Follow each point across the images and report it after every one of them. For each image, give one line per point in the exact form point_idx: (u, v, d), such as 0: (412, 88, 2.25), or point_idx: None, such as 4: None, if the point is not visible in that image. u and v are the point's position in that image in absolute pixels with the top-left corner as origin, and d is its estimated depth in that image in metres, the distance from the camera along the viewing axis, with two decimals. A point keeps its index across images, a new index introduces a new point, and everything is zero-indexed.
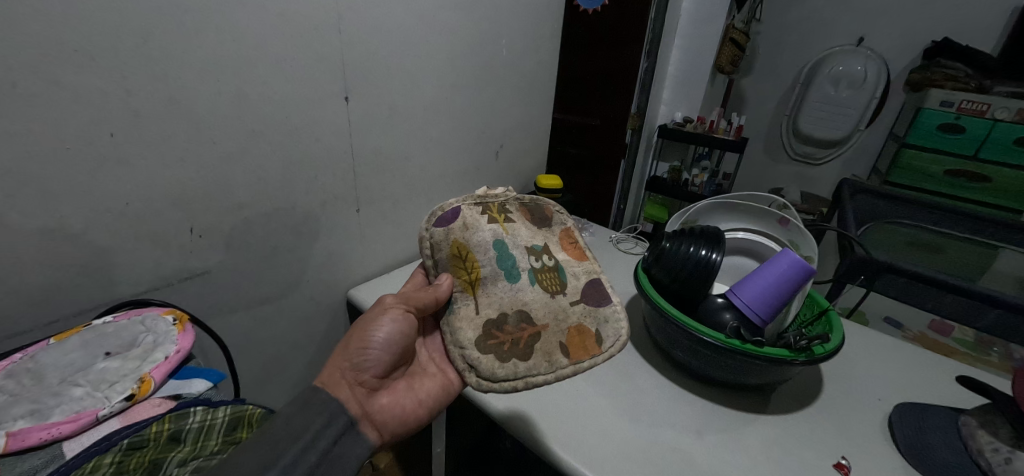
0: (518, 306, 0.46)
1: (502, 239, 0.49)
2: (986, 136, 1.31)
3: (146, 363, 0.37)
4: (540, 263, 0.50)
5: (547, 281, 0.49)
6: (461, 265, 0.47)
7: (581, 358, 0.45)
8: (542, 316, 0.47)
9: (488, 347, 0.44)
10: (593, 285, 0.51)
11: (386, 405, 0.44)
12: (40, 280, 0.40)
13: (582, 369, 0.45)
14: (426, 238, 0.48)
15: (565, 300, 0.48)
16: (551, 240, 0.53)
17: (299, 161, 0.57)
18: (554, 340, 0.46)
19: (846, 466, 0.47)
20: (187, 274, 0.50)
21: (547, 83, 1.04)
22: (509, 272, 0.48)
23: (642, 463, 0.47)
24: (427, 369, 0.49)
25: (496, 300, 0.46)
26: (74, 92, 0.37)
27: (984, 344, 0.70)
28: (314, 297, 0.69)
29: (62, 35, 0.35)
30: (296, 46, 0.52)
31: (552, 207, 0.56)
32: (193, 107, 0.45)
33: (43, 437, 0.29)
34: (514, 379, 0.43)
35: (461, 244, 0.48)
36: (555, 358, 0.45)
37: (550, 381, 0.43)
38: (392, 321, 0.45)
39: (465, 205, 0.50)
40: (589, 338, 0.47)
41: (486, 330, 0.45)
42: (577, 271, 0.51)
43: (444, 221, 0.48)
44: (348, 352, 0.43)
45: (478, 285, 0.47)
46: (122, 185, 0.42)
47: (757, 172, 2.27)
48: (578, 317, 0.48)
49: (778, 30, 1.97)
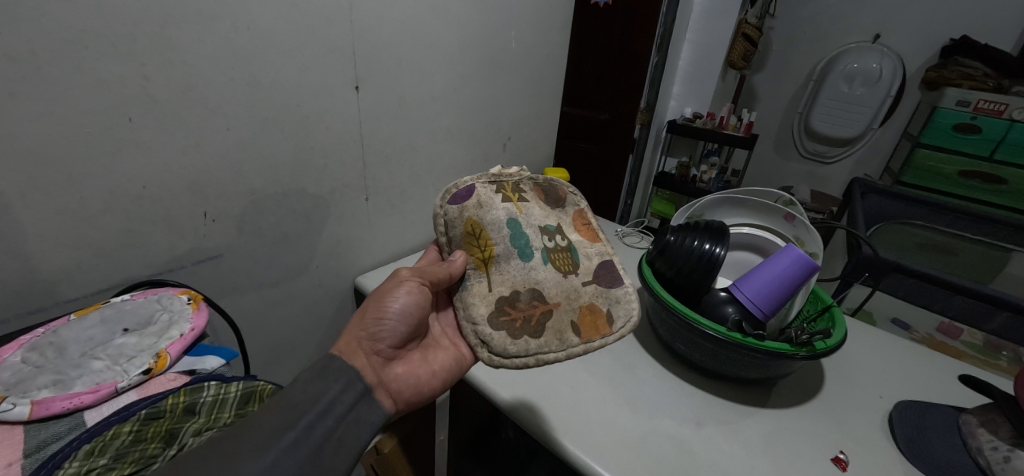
0: (531, 284, 0.47)
1: (515, 217, 0.50)
2: (1002, 137, 1.29)
3: (163, 339, 0.38)
4: (553, 243, 0.50)
5: (559, 261, 0.50)
6: (475, 242, 0.48)
7: (592, 337, 0.47)
8: (554, 295, 0.48)
9: (500, 324, 0.45)
10: (606, 267, 0.52)
11: (402, 374, 0.44)
12: (60, 260, 0.41)
13: (593, 348, 0.46)
14: (440, 215, 0.49)
15: (577, 280, 0.49)
16: (564, 220, 0.53)
17: (311, 149, 0.58)
18: (566, 319, 0.47)
19: (843, 460, 0.48)
20: (200, 257, 0.51)
21: (557, 76, 1.04)
22: (522, 251, 0.48)
23: (640, 452, 0.47)
24: (440, 343, 0.51)
25: (509, 277, 0.47)
26: (95, 79, 0.38)
27: (994, 348, 0.71)
28: (322, 283, 0.70)
29: (83, 21, 0.36)
30: (309, 35, 0.52)
31: (565, 189, 0.56)
32: (207, 94, 0.46)
33: (66, 405, 0.31)
34: (526, 356, 0.44)
35: (475, 222, 0.48)
36: (566, 337, 0.46)
37: (560, 359, 0.45)
38: (408, 292, 0.45)
39: (479, 183, 0.51)
40: (600, 317, 0.48)
41: (498, 307, 0.46)
42: (591, 252, 0.52)
43: (458, 198, 0.49)
44: (364, 321, 0.43)
45: (491, 263, 0.48)
46: (140, 169, 0.43)
47: (767, 170, 2.25)
48: (589, 297, 0.49)
49: (793, 25, 1.94)
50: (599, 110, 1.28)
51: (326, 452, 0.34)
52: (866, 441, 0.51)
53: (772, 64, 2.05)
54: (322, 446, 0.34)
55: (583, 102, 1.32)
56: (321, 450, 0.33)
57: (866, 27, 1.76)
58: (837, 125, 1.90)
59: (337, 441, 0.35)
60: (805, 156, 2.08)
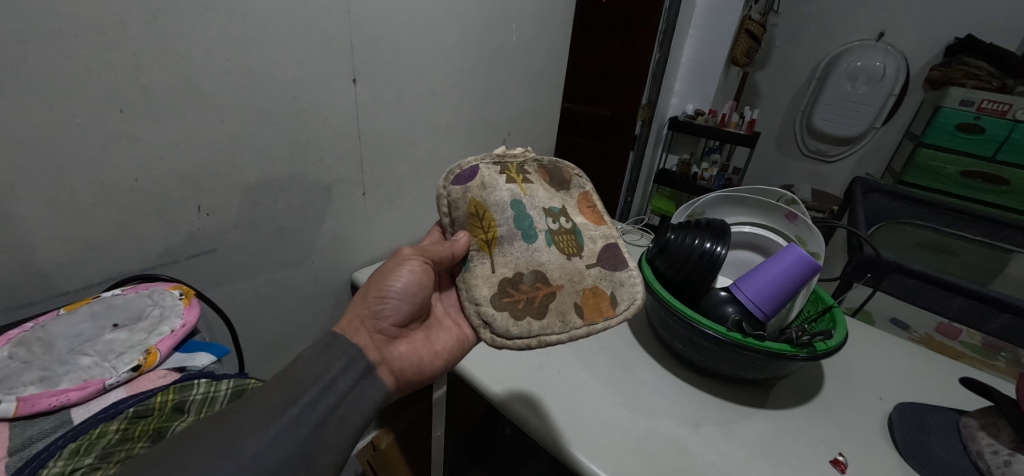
0: (534, 266, 0.47)
1: (519, 199, 0.48)
2: (1006, 137, 1.27)
3: (153, 336, 0.37)
4: (557, 225, 0.49)
5: (564, 244, 0.49)
6: (478, 223, 0.46)
7: (596, 320, 0.46)
8: (557, 277, 0.47)
9: (503, 305, 0.45)
10: (610, 250, 0.52)
11: (405, 354, 0.44)
12: (51, 251, 0.40)
13: (596, 330, 0.46)
14: (443, 196, 0.47)
15: (581, 262, 0.49)
16: (569, 203, 0.53)
17: (306, 143, 0.57)
18: (569, 301, 0.47)
19: (842, 462, 0.47)
20: (196, 250, 0.51)
21: (558, 70, 1.02)
22: (525, 232, 0.47)
23: (637, 453, 0.47)
24: (443, 323, 0.50)
25: (512, 259, 0.46)
26: (86, 66, 0.37)
27: (993, 350, 0.70)
28: (319, 278, 0.69)
29: (73, 9, 0.35)
30: (304, 27, 0.51)
31: (570, 171, 0.55)
32: (202, 84, 0.45)
33: (53, 403, 0.30)
34: (529, 337, 0.44)
35: (478, 203, 0.47)
36: (569, 318, 0.45)
37: (563, 340, 0.44)
38: (411, 271, 0.45)
39: (483, 163, 0.49)
40: (604, 300, 0.48)
41: (501, 288, 0.45)
42: (595, 234, 0.52)
43: (461, 179, 0.47)
44: (368, 299, 0.43)
45: (495, 245, 0.46)
46: (134, 161, 0.42)
47: (768, 168, 2.25)
48: (593, 279, 0.49)
49: (797, 22, 1.91)
50: (600, 106, 1.27)
51: (327, 432, 0.33)
52: (864, 441, 0.50)
53: (775, 61, 2.03)
54: (322, 426, 0.33)
55: (583, 97, 1.31)
56: (322, 430, 0.33)
57: (870, 26, 1.75)
58: (839, 123, 1.88)
59: (336, 424, 0.34)
60: (806, 155, 2.07)
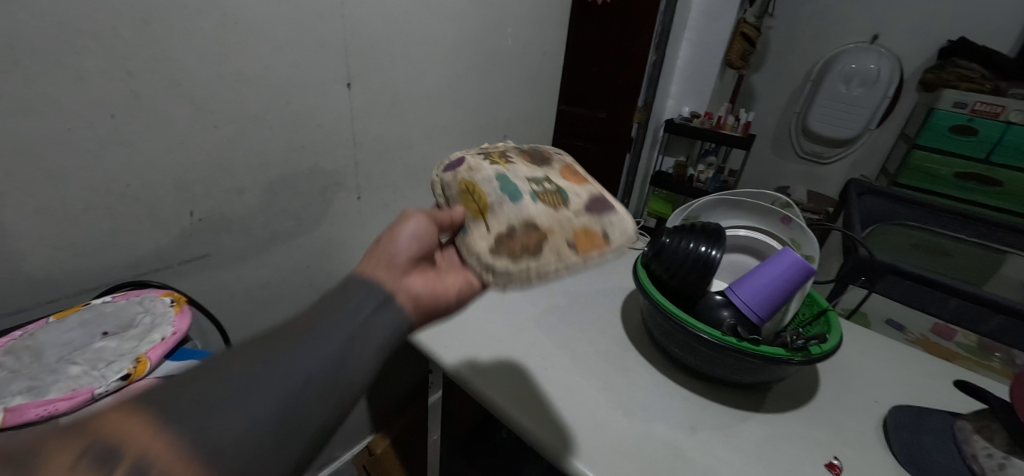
0: (523, 218, 0.43)
1: (504, 173, 0.47)
2: (998, 139, 1.30)
3: (143, 343, 0.37)
4: (542, 188, 0.47)
5: (550, 200, 0.46)
6: (469, 196, 0.45)
7: (595, 255, 0.42)
8: (546, 224, 0.43)
9: (500, 253, 0.41)
10: (596, 200, 0.48)
11: (424, 291, 0.34)
12: (39, 258, 0.40)
13: (596, 264, 0.41)
14: (437, 183, 0.48)
15: (570, 212, 0.45)
16: (551, 173, 0.52)
17: (300, 148, 0.57)
18: (563, 241, 0.42)
19: (837, 466, 0.47)
20: (187, 256, 0.50)
21: (553, 72, 1.02)
22: (512, 195, 0.45)
23: (634, 458, 0.47)
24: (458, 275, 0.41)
25: (503, 217, 0.43)
26: (75, 71, 0.37)
27: (988, 350, 0.71)
28: (313, 283, 0.69)
29: (63, 15, 0.35)
30: (298, 32, 0.51)
31: (549, 152, 0.57)
32: (193, 89, 0.44)
33: (39, 413, 0.29)
34: (529, 274, 0.39)
35: (468, 181, 0.46)
36: (568, 256, 0.41)
37: (565, 274, 0.39)
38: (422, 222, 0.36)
39: (468, 154, 0.50)
40: (597, 238, 0.43)
41: (497, 238, 0.42)
42: (581, 192, 0.49)
43: (450, 167, 0.48)
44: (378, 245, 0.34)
45: (487, 211, 0.44)
46: (125, 168, 0.42)
47: (764, 170, 2.25)
48: (583, 222, 0.44)
49: (791, 25, 1.93)
50: (596, 109, 1.27)
51: None
52: (860, 446, 0.50)
53: (770, 63, 2.04)
54: None
55: (580, 100, 1.31)
56: None
57: (864, 28, 1.76)
58: (835, 125, 1.89)
59: None
60: (802, 156, 2.08)
